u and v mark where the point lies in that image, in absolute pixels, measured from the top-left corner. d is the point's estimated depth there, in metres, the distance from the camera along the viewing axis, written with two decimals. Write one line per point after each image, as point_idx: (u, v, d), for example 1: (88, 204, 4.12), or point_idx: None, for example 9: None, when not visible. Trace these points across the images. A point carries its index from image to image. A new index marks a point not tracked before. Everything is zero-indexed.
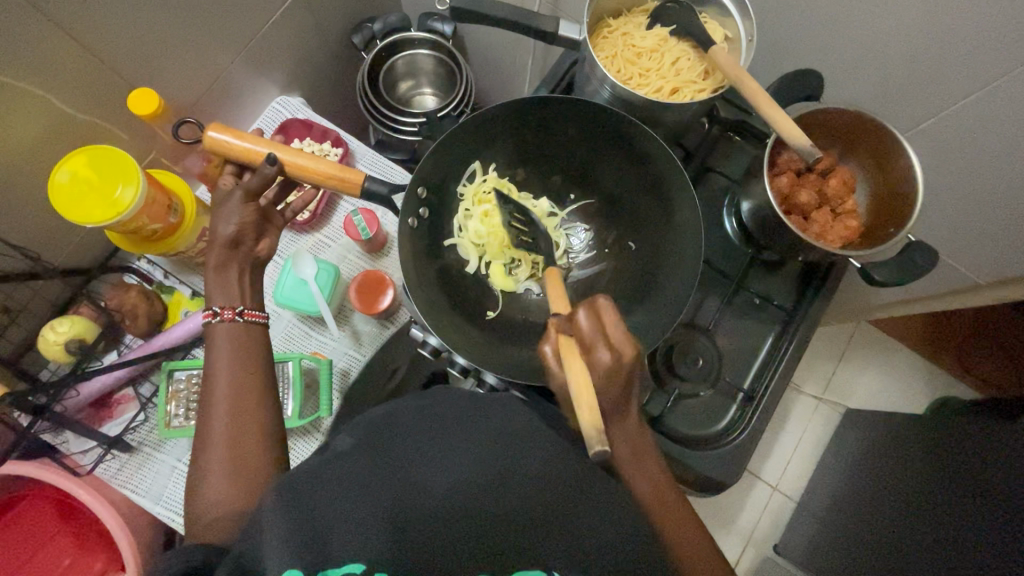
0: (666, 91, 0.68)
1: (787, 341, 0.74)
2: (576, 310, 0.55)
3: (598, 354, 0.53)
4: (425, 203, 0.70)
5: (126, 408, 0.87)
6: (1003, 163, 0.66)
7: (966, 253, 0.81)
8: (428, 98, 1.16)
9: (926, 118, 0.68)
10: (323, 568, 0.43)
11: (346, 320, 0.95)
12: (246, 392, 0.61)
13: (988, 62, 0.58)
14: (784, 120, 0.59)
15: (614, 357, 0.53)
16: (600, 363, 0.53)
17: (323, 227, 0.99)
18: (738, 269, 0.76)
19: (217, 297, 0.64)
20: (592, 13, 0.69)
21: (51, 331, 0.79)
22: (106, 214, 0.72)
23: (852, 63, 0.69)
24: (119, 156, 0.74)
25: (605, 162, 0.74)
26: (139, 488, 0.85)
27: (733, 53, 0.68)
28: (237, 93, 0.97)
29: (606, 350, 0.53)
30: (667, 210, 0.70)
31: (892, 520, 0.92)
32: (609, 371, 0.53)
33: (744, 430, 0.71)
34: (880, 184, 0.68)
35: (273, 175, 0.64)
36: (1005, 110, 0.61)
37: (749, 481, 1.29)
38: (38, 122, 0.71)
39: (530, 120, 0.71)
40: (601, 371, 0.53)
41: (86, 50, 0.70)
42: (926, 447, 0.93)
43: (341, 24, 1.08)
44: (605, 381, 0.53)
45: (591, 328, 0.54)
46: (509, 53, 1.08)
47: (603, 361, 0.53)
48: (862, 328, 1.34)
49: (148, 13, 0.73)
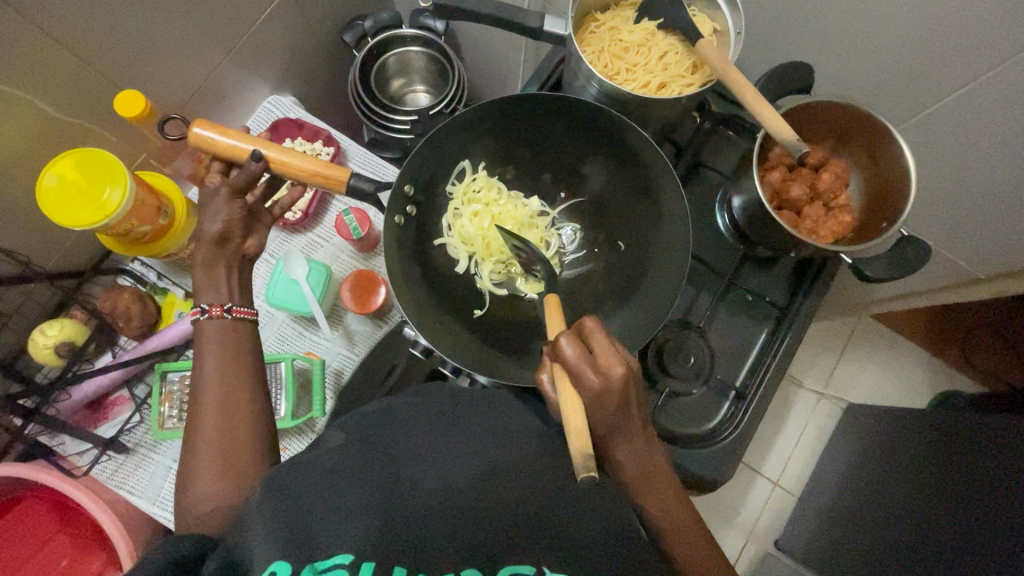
0: (654, 85, 0.68)
1: (782, 337, 0.73)
2: (559, 337, 0.53)
3: (587, 378, 0.51)
4: (412, 201, 0.70)
5: (121, 409, 0.88)
6: (999, 155, 0.65)
7: (964, 246, 0.80)
8: (421, 96, 1.16)
9: (920, 109, 0.67)
10: (311, 560, 0.43)
11: (340, 319, 0.95)
12: (235, 391, 0.61)
13: (984, 51, 0.57)
14: (771, 114, 0.58)
15: (603, 381, 0.52)
16: (589, 387, 0.52)
17: (316, 226, 0.99)
18: (730, 264, 0.75)
19: (205, 295, 0.64)
20: (578, 7, 0.68)
21: (40, 335, 0.79)
22: (93, 216, 0.72)
23: (845, 53, 0.68)
24: (105, 158, 0.74)
25: (593, 158, 0.73)
26: (135, 489, 0.86)
27: (721, 46, 0.67)
28: (227, 93, 0.97)
29: (593, 373, 0.51)
30: (655, 205, 0.69)
31: (892, 517, 0.92)
32: (600, 394, 0.52)
33: (737, 427, 0.70)
34: (872, 178, 0.67)
35: (258, 172, 0.63)
36: (1002, 100, 0.59)
37: (750, 476, 1.28)
38: (26, 125, 0.71)
39: (518, 117, 0.70)
40: (591, 394, 0.52)
41: (72, 53, 0.70)
42: (929, 442, 0.92)
43: (333, 21, 1.08)
44: (596, 403, 0.52)
45: (575, 353, 0.52)
46: (501, 49, 1.08)
47: (591, 386, 0.51)
48: (862, 323, 1.32)
49: (134, 14, 0.73)
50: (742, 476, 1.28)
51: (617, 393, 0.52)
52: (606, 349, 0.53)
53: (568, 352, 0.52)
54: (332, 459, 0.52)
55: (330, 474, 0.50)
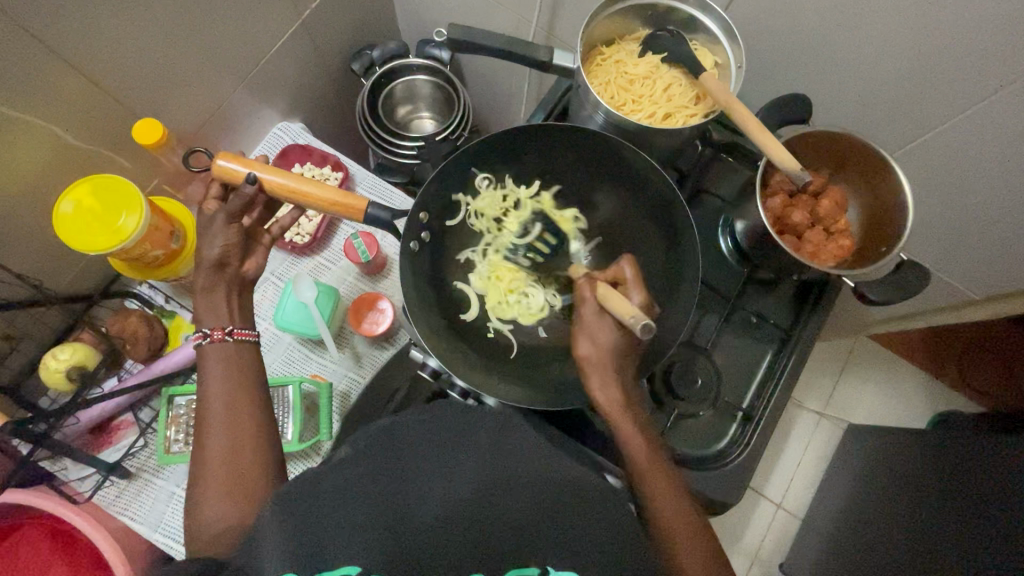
0: (659, 116, 0.70)
1: (786, 358, 0.74)
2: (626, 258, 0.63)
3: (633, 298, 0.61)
4: (427, 229, 0.72)
5: (125, 433, 0.87)
6: (989, 182, 0.68)
7: (958, 269, 0.83)
8: (426, 122, 1.18)
9: (912, 140, 0.71)
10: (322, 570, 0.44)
11: (346, 342, 0.96)
12: (239, 418, 0.61)
13: (973, 86, 0.61)
14: (773, 145, 0.60)
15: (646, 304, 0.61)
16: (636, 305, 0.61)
17: (322, 250, 1.00)
18: (734, 285, 0.77)
19: (207, 319, 0.65)
20: (585, 42, 0.71)
21: (52, 358, 0.79)
22: (108, 242, 0.73)
23: (839, 88, 0.71)
24: (121, 184, 0.76)
25: (603, 185, 0.75)
26: (137, 515, 0.84)
27: (723, 78, 0.70)
28: (237, 119, 0.99)
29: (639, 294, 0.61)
30: (665, 229, 0.71)
31: (898, 534, 0.92)
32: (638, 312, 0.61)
33: (744, 450, 0.71)
34: (870, 203, 0.70)
35: (254, 194, 0.63)
36: (991, 129, 0.63)
37: (753, 499, 1.27)
38: (42, 151, 0.72)
39: (528, 147, 0.73)
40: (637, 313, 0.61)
41: (92, 83, 0.72)
42: (932, 458, 0.92)
43: (340, 51, 1.11)
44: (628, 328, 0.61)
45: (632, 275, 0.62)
46: (505, 78, 1.11)
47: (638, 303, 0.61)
48: (860, 343, 1.34)
49: (150, 44, 0.75)
50: (746, 498, 1.27)
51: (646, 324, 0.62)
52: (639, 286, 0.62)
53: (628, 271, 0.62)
54: (345, 480, 0.52)
55: (340, 493, 0.50)
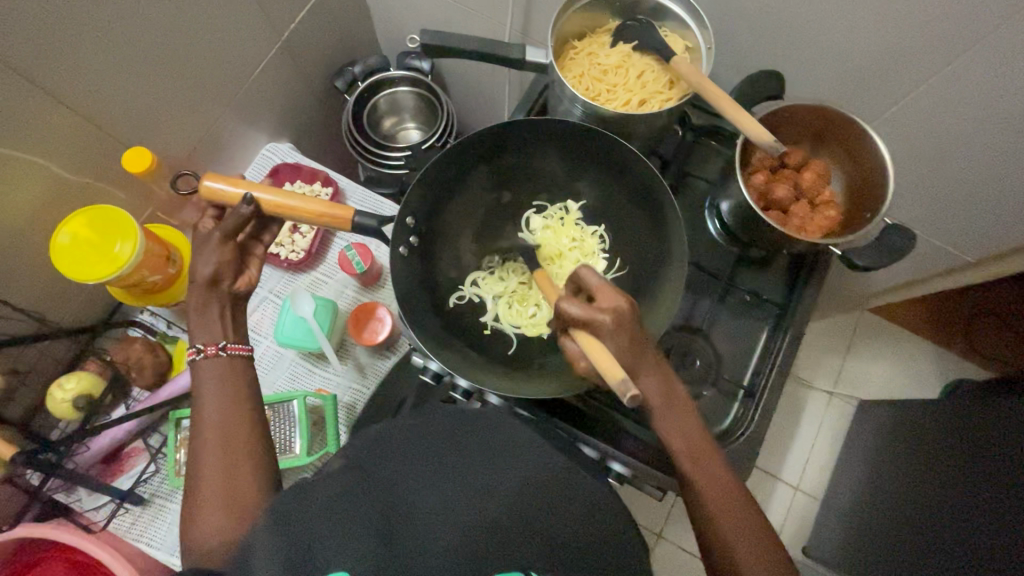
0: (635, 103, 0.71)
1: (783, 333, 0.74)
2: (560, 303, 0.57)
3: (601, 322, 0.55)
4: (415, 232, 0.72)
5: (136, 460, 0.88)
6: (970, 141, 0.69)
7: (951, 231, 0.83)
8: (412, 132, 1.20)
9: (889, 106, 0.71)
10: None
11: (348, 353, 0.96)
12: (240, 434, 0.62)
13: (942, 47, 0.62)
14: (747, 121, 0.61)
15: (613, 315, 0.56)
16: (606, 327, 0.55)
17: (319, 265, 1.01)
18: (725, 265, 0.77)
19: (200, 337, 0.65)
20: (557, 37, 0.72)
21: (59, 388, 0.80)
22: (105, 270, 0.75)
23: (813, 61, 0.72)
24: (116, 213, 0.77)
25: (586, 177, 0.76)
26: (153, 541, 0.85)
27: (695, 61, 0.71)
28: (226, 144, 1.00)
29: (604, 313, 0.56)
30: (651, 213, 0.72)
31: (918, 505, 0.91)
32: (615, 330, 0.56)
33: (749, 426, 0.71)
34: (852, 172, 0.70)
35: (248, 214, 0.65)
36: (965, 89, 0.64)
37: (769, 482, 1.26)
38: (38, 187, 0.74)
39: (510, 145, 0.74)
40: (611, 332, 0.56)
41: (82, 117, 0.74)
42: (948, 425, 0.92)
43: (323, 70, 1.13)
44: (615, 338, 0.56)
45: (580, 307, 0.56)
46: (487, 82, 1.13)
47: (608, 325, 0.55)
48: (863, 318, 1.34)
49: (137, 76, 0.77)
50: (762, 482, 1.26)
51: (629, 318, 0.57)
52: (602, 290, 0.58)
53: (575, 311, 0.56)
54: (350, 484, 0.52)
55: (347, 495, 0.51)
